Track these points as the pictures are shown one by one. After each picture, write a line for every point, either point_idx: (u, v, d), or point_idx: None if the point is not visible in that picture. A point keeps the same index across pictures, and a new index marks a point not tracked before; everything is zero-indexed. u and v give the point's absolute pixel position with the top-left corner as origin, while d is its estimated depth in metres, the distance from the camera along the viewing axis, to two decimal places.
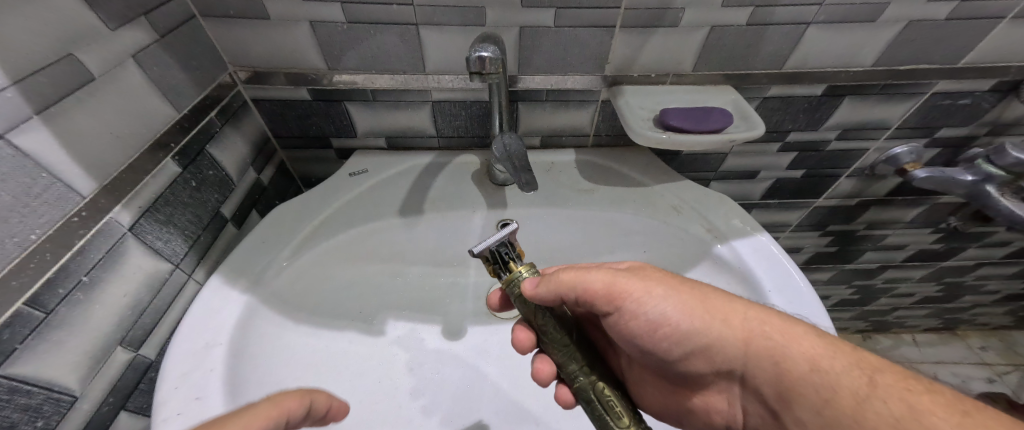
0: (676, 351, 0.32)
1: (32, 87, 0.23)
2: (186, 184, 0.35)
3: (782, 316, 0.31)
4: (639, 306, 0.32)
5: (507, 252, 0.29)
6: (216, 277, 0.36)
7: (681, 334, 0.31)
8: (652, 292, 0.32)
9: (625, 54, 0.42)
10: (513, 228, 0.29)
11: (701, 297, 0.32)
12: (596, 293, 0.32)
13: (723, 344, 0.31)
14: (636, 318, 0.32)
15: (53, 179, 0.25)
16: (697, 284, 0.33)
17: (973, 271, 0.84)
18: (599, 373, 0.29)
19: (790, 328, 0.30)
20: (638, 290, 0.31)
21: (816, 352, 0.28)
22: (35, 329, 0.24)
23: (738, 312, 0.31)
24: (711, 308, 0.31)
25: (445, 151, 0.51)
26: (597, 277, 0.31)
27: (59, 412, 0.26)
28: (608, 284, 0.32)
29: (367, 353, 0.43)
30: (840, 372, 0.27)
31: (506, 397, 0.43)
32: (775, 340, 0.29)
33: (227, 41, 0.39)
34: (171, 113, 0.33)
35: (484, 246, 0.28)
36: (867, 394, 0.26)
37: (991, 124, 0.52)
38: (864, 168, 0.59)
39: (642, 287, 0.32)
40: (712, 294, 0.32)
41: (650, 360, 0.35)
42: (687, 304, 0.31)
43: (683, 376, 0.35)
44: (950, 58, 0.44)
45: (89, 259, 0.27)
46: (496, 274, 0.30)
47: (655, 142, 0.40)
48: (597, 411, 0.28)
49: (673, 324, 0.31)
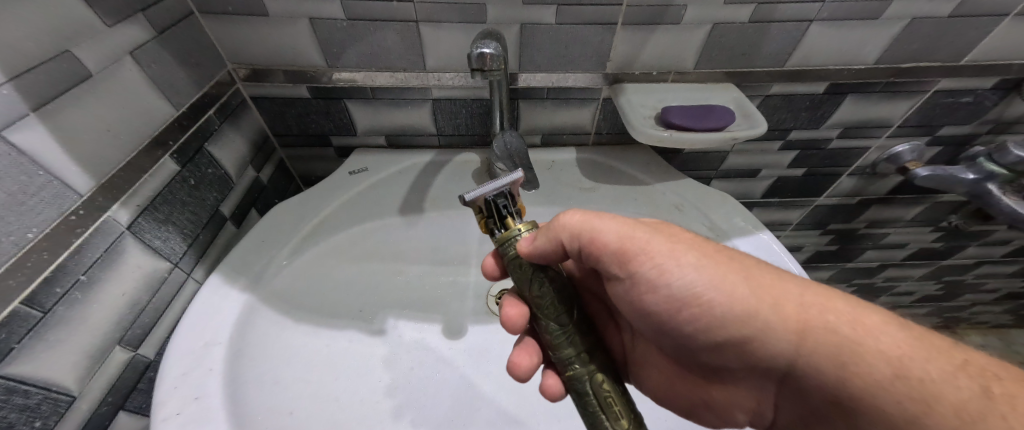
0: (711, 338, 0.29)
1: (29, 85, 0.23)
2: (184, 182, 0.34)
3: (847, 303, 0.27)
4: (669, 274, 0.29)
5: (504, 203, 0.28)
6: (215, 276, 0.36)
7: (717, 320, 0.28)
8: (688, 260, 0.29)
9: (626, 51, 0.42)
10: (515, 177, 0.28)
11: (749, 273, 0.28)
12: (614, 251, 0.30)
13: (773, 336, 0.27)
14: (665, 288, 0.29)
15: (50, 177, 0.24)
16: (738, 258, 0.29)
17: (973, 270, 0.84)
18: (598, 364, 0.28)
19: (857, 316, 0.26)
20: (665, 250, 0.29)
21: (902, 353, 0.25)
22: (33, 328, 0.24)
23: (794, 298, 0.27)
24: (759, 285, 0.28)
25: (446, 149, 0.51)
26: (616, 231, 0.30)
27: (57, 412, 0.26)
28: (629, 241, 0.29)
29: (368, 352, 0.43)
30: (939, 381, 0.24)
31: (507, 396, 0.43)
32: (842, 334, 0.26)
33: (225, 38, 0.38)
34: (169, 110, 0.33)
35: (477, 195, 0.27)
36: (979, 410, 0.22)
37: (993, 122, 0.52)
38: (865, 166, 0.58)
39: (671, 256, 0.29)
40: (759, 270, 0.29)
41: (674, 342, 0.32)
42: (731, 278, 0.28)
43: (703, 360, 0.33)
44: (952, 55, 0.43)
45: (88, 259, 0.27)
46: (490, 230, 0.29)
47: (657, 140, 0.40)
48: (591, 406, 0.27)
49: (710, 300, 0.28)
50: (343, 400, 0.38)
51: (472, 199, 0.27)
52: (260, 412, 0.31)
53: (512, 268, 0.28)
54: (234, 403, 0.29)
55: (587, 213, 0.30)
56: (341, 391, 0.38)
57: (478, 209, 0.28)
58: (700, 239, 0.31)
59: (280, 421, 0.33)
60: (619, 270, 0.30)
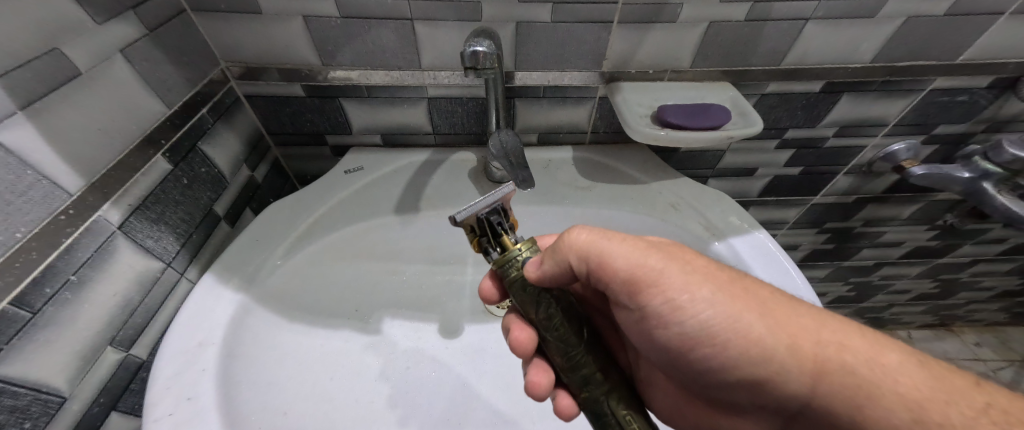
0: (720, 369, 0.28)
1: (16, 82, 0.22)
2: (177, 182, 0.34)
3: (868, 341, 0.26)
4: (678, 305, 0.27)
5: (498, 220, 0.27)
6: (209, 276, 0.36)
7: (729, 352, 0.27)
8: (700, 290, 0.27)
9: (623, 50, 0.42)
10: (507, 191, 0.27)
11: (765, 305, 0.27)
12: (621, 276, 0.29)
13: (786, 371, 0.26)
14: (674, 319, 0.28)
15: (39, 176, 0.24)
16: (754, 286, 0.28)
17: (969, 268, 0.84)
18: (613, 384, 0.27)
19: (873, 355, 0.25)
20: (677, 278, 0.28)
21: (923, 397, 0.23)
22: (21, 329, 0.24)
23: (812, 333, 0.26)
24: (775, 319, 0.26)
25: (442, 148, 0.51)
26: (625, 254, 0.28)
27: (47, 413, 0.26)
28: (637, 266, 0.28)
29: (363, 352, 0.43)
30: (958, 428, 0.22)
31: (504, 395, 0.43)
32: (861, 376, 0.25)
33: (218, 36, 0.38)
34: (161, 109, 0.33)
35: (469, 214, 0.26)
36: None
37: (988, 121, 0.52)
38: (862, 164, 0.58)
39: (686, 285, 0.27)
40: (774, 302, 0.27)
41: (680, 369, 0.31)
42: (746, 312, 0.26)
43: (708, 390, 0.32)
44: (948, 54, 0.43)
45: (78, 258, 0.27)
46: (484, 250, 0.28)
47: (653, 138, 0.39)
48: (609, 426, 0.27)
49: (720, 335, 0.27)
50: (337, 400, 0.38)
51: (462, 220, 0.26)
52: (253, 413, 0.31)
53: (516, 292, 0.27)
54: (227, 403, 0.29)
55: (594, 233, 0.29)
56: (335, 390, 0.38)
57: (471, 228, 0.27)
58: (714, 263, 0.29)
59: (273, 421, 0.33)
60: (625, 296, 0.29)
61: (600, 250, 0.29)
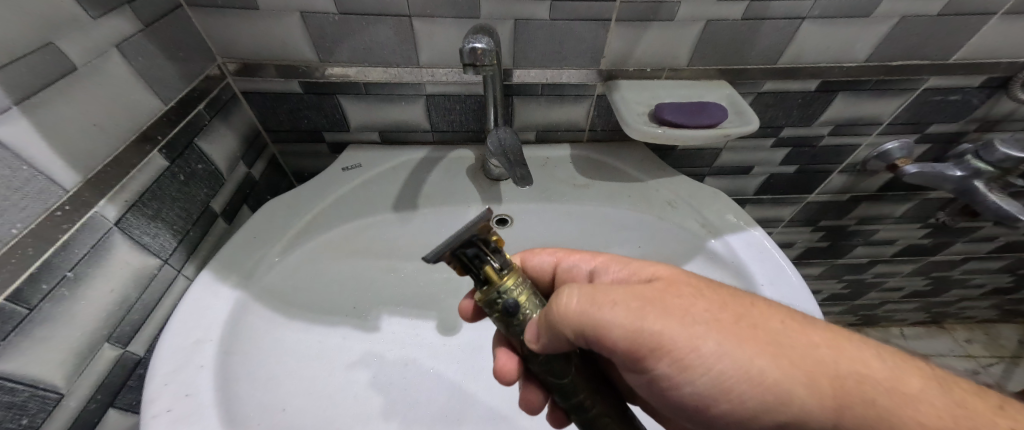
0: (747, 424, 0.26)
1: (11, 77, 0.22)
2: (173, 178, 0.34)
3: (881, 363, 0.26)
4: (690, 360, 0.26)
5: (475, 253, 0.24)
6: (206, 273, 0.35)
7: (753, 403, 0.25)
8: (708, 343, 0.25)
9: (620, 48, 0.42)
10: (479, 222, 0.23)
11: (772, 343, 0.26)
12: (624, 338, 0.26)
13: (809, 416, 0.24)
14: (683, 375, 0.26)
15: (35, 172, 0.24)
16: (759, 324, 0.27)
17: (960, 266, 0.85)
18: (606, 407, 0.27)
19: (893, 382, 0.25)
20: (681, 331, 0.26)
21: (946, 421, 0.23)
22: (17, 325, 0.24)
23: (827, 368, 0.25)
24: (785, 359, 0.25)
25: (439, 146, 0.51)
26: (623, 312, 0.26)
27: (45, 409, 0.26)
28: (637, 324, 0.26)
29: (362, 350, 0.43)
30: None
31: (501, 393, 0.43)
32: (884, 407, 0.24)
33: (214, 32, 0.38)
34: (157, 105, 0.33)
35: (439, 255, 0.22)
36: None
37: (980, 120, 0.53)
38: (856, 163, 0.59)
39: (693, 332, 0.26)
40: (781, 336, 0.26)
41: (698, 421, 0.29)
42: (758, 356, 0.25)
43: None
44: (941, 53, 0.44)
45: (75, 254, 0.27)
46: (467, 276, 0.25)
47: (651, 136, 0.40)
48: None
49: (738, 388, 0.25)
50: (336, 396, 0.38)
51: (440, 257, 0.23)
52: (252, 409, 0.31)
53: (500, 323, 0.26)
54: (226, 399, 0.29)
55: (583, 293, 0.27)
56: (334, 387, 0.38)
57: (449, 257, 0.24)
58: (714, 298, 0.28)
59: (273, 417, 0.33)
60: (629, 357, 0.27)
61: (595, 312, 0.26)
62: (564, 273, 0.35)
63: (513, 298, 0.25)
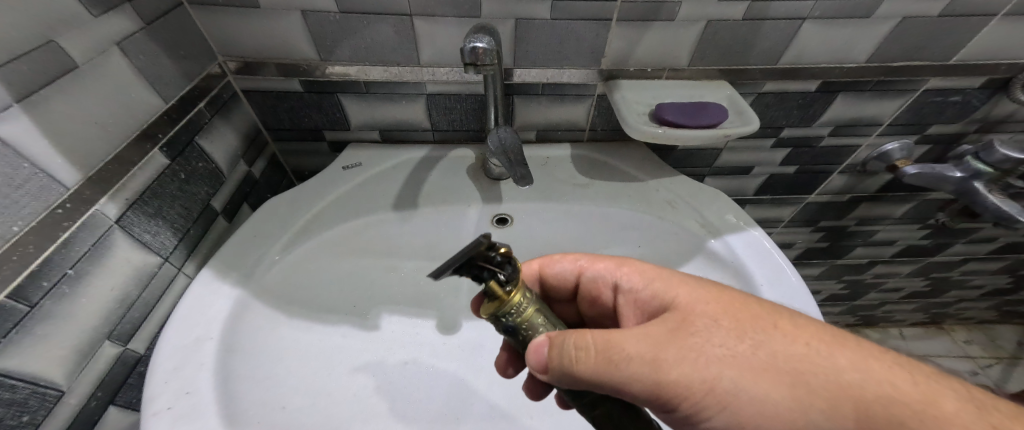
0: None
1: (12, 74, 0.22)
2: (174, 177, 0.34)
3: (918, 385, 0.23)
4: (703, 406, 0.24)
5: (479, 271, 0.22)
6: (207, 271, 0.36)
7: None
8: (723, 382, 0.23)
9: (621, 48, 0.42)
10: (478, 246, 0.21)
11: (791, 378, 0.23)
12: (640, 384, 0.24)
13: None
14: (703, 417, 0.24)
15: (36, 169, 0.24)
16: (778, 355, 0.24)
17: (960, 267, 0.85)
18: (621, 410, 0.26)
19: (928, 405, 0.22)
20: (692, 376, 0.24)
21: None
22: (18, 323, 0.24)
23: (856, 399, 0.23)
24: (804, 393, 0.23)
25: (440, 145, 0.51)
26: (632, 353, 0.25)
27: (46, 407, 0.26)
28: (650, 367, 0.24)
29: (363, 349, 0.43)
30: None
31: (501, 392, 0.43)
32: None
33: (215, 30, 0.38)
34: (158, 103, 0.33)
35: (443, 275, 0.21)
36: None
37: (980, 121, 0.53)
38: (856, 164, 0.59)
39: (704, 375, 0.24)
40: (801, 367, 0.24)
41: None
42: (774, 394, 0.23)
43: None
44: (942, 54, 0.44)
45: (76, 252, 0.27)
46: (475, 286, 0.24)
47: (651, 136, 0.40)
48: None
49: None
50: (337, 395, 0.38)
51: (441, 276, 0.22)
52: (252, 407, 0.31)
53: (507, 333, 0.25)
54: (227, 398, 0.30)
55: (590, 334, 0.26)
56: (335, 385, 0.38)
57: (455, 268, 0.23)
58: (730, 325, 0.26)
59: (274, 415, 0.33)
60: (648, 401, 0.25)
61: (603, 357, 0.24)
62: (588, 282, 0.35)
63: (513, 320, 0.24)
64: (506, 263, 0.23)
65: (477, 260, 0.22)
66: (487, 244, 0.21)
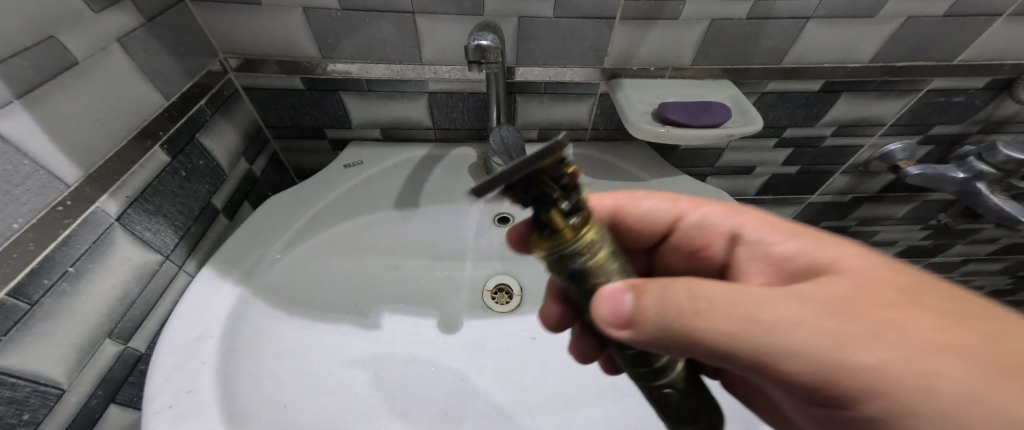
0: None
1: (13, 71, 0.22)
2: (175, 174, 0.34)
3: None
4: (843, 380, 0.18)
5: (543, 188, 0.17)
6: (208, 269, 0.35)
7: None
8: (883, 355, 0.17)
9: (623, 47, 0.42)
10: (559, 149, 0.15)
11: (983, 363, 0.17)
12: (758, 346, 0.19)
13: None
14: (843, 395, 0.18)
15: (37, 166, 0.24)
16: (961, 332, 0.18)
17: (961, 267, 0.85)
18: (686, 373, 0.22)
19: None
20: (837, 345, 0.18)
21: None
22: (19, 320, 0.23)
23: None
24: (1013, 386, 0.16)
25: (442, 143, 0.51)
26: (756, 311, 0.19)
27: (46, 405, 0.25)
28: (773, 329, 0.19)
29: (362, 347, 0.42)
30: None
31: (504, 391, 0.42)
32: None
33: (216, 27, 0.38)
34: (159, 100, 0.33)
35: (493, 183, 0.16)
36: None
37: (983, 121, 0.53)
38: (859, 164, 0.59)
39: (858, 347, 0.17)
40: (999, 353, 0.17)
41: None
42: (962, 379, 0.17)
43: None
44: (946, 55, 0.44)
45: (76, 250, 0.26)
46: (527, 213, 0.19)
47: (654, 136, 0.39)
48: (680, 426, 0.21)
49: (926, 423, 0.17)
50: (337, 394, 0.38)
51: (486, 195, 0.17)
52: (253, 407, 0.31)
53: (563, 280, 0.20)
54: (228, 397, 0.29)
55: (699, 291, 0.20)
56: (336, 385, 0.38)
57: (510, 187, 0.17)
58: (897, 289, 0.20)
59: (274, 415, 0.33)
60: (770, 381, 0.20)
61: (717, 318, 0.19)
62: (688, 227, 0.32)
63: (580, 261, 0.18)
64: (571, 188, 0.18)
65: (538, 177, 0.16)
66: (561, 154, 0.16)
